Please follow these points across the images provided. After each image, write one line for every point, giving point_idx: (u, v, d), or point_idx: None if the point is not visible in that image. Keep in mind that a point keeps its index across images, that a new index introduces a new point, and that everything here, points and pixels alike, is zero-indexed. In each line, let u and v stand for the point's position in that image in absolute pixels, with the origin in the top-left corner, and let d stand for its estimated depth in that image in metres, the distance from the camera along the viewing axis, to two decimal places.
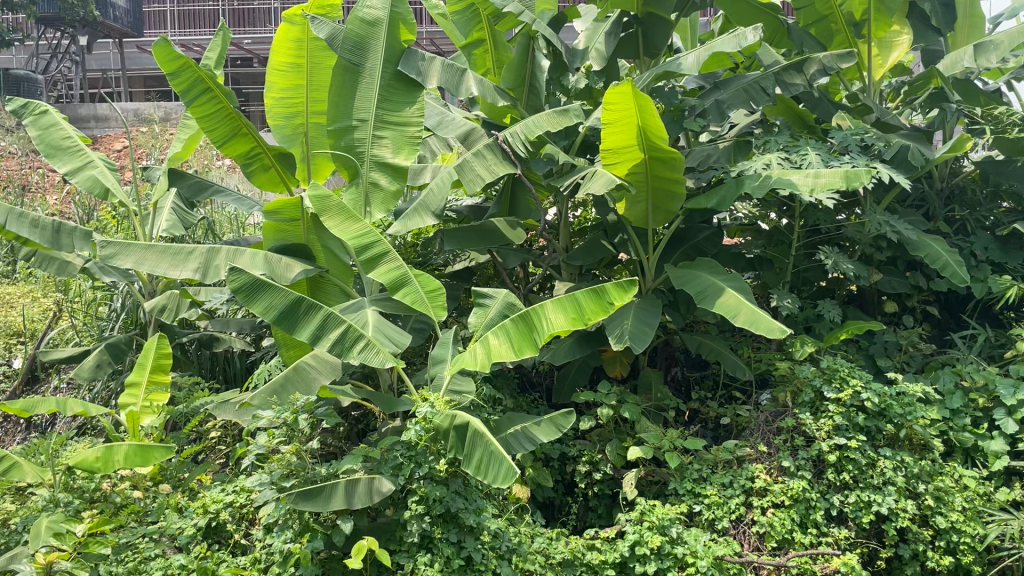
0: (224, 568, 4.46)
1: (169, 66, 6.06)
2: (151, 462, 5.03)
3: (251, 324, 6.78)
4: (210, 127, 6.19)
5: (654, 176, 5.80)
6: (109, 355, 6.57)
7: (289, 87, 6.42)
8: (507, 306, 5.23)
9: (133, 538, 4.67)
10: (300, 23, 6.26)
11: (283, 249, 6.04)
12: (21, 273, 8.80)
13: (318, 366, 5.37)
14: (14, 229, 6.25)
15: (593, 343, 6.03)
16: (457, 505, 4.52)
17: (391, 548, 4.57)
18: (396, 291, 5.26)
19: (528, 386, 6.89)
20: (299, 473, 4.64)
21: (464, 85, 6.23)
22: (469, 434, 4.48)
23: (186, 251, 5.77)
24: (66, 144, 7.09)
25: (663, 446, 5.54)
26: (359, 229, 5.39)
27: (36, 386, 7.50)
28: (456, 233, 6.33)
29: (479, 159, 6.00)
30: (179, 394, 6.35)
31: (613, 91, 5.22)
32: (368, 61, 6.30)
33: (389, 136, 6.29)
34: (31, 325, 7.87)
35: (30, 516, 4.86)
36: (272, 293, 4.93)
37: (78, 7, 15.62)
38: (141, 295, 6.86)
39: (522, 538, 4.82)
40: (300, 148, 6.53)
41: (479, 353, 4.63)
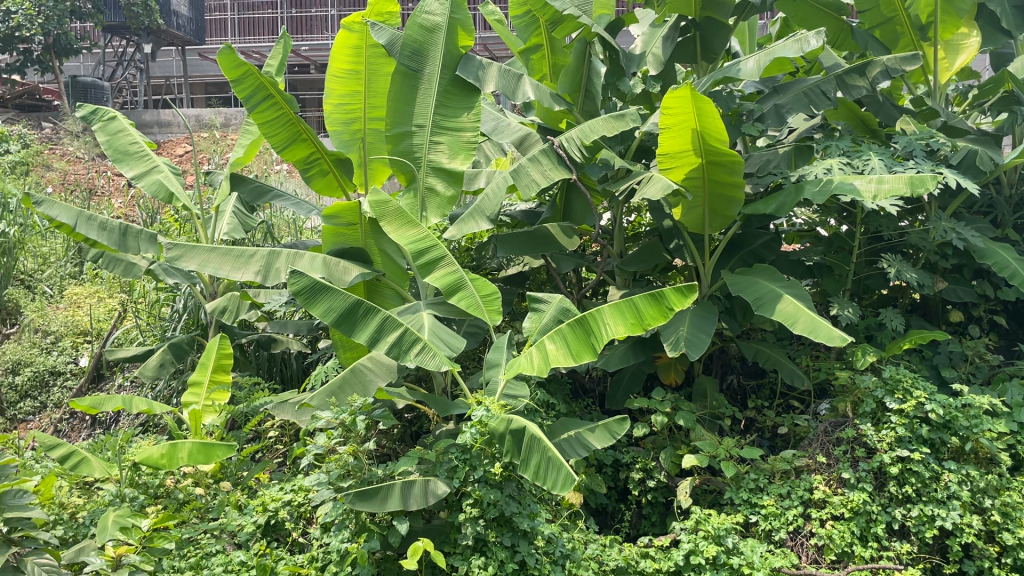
0: (283, 565, 4.54)
1: (232, 72, 6.21)
2: (214, 460, 5.14)
3: (308, 325, 6.82)
4: (271, 132, 6.35)
5: (712, 180, 5.74)
6: (172, 355, 6.74)
7: (348, 93, 6.51)
8: (563, 312, 5.21)
9: (196, 534, 4.79)
10: (358, 31, 6.36)
11: (341, 253, 6.14)
12: (89, 274, 9.11)
13: (374, 368, 5.43)
14: (83, 232, 6.47)
15: (647, 350, 5.99)
16: (512, 509, 4.50)
17: (446, 550, 4.57)
18: (452, 295, 5.29)
19: (581, 392, 6.85)
20: (356, 474, 4.71)
21: (522, 90, 6.23)
22: (525, 439, 4.47)
23: (248, 254, 5.93)
24: (133, 149, 7.31)
25: (719, 455, 5.45)
26: (416, 235, 5.46)
27: (102, 384, 7.74)
28: (511, 238, 6.38)
29: (535, 165, 6.03)
30: (240, 394, 6.49)
31: (670, 95, 5.21)
32: (426, 67, 6.36)
33: (446, 141, 6.34)
34: (98, 324, 8.13)
35: (97, 510, 4.99)
36: (332, 295, 5.00)
37: (143, 16, 16.18)
38: (202, 297, 7.05)
39: (576, 544, 4.80)
40: (358, 153, 6.62)
41: (535, 358, 4.66)
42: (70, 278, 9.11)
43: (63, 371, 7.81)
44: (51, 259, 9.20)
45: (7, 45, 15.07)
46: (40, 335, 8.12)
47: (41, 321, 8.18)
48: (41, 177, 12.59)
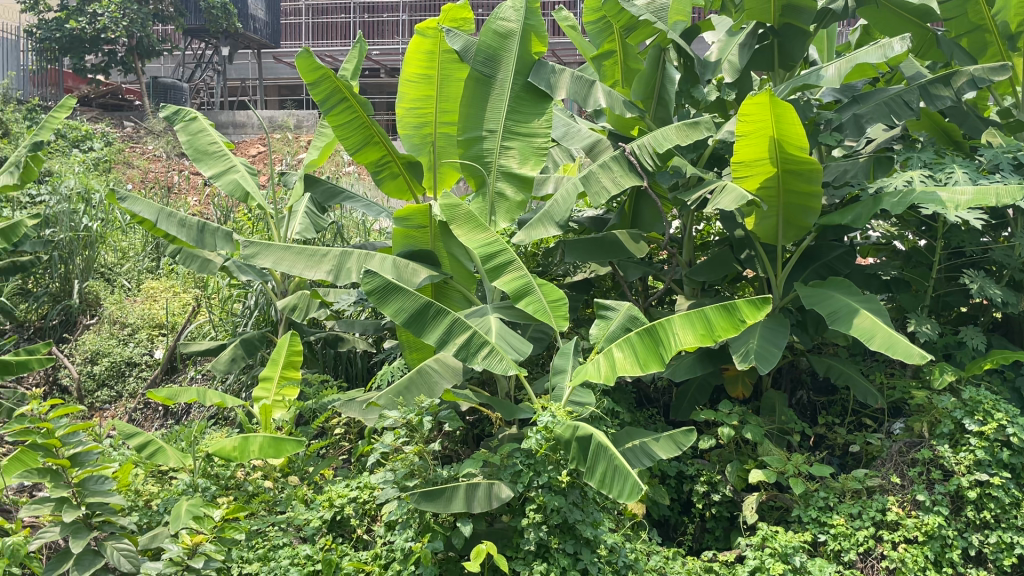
0: (348, 561, 4.61)
1: (310, 76, 6.33)
2: (283, 454, 5.23)
3: (374, 325, 6.90)
4: (346, 135, 6.47)
5: (787, 189, 5.64)
6: (243, 350, 6.89)
7: (421, 97, 6.55)
8: (630, 320, 5.16)
9: (264, 526, 4.93)
10: (433, 36, 6.40)
11: (410, 255, 6.20)
12: (165, 269, 9.41)
13: (441, 370, 5.49)
14: (163, 227, 6.71)
15: (715, 361, 5.88)
16: (575, 516, 4.46)
17: (509, 554, 4.57)
18: (519, 300, 5.30)
19: (646, 402, 6.78)
20: (422, 473, 4.77)
21: (593, 97, 6.29)
22: (592, 447, 4.47)
23: (321, 254, 6.06)
24: (212, 149, 7.52)
25: (787, 472, 5.33)
26: (485, 239, 5.49)
27: (175, 376, 7.98)
28: (578, 244, 6.37)
29: (605, 171, 6.02)
30: (309, 390, 6.62)
31: (749, 101, 5.18)
32: (499, 73, 6.41)
33: (517, 146, 6.36)
34: (172, 318, 8.39)
35: (170, 498, 5.12)
36: (403, 296, 5.07)
37: (222, 20, 16.68)
38: (273, 294, 7.22)
39: (639, 555, 4.77)
40: (428, 157, 6.64)
41: (603, 365, 4.64)
42: (146, 272, 9.42)
43: (138, 363, 8.08)
44: (130, 254, 9.53)
45: (93, 46, 15.73)
46: (118, 326, 8.41)
47: (119, 313, 8.46)
48: (122, 174, 13.06)
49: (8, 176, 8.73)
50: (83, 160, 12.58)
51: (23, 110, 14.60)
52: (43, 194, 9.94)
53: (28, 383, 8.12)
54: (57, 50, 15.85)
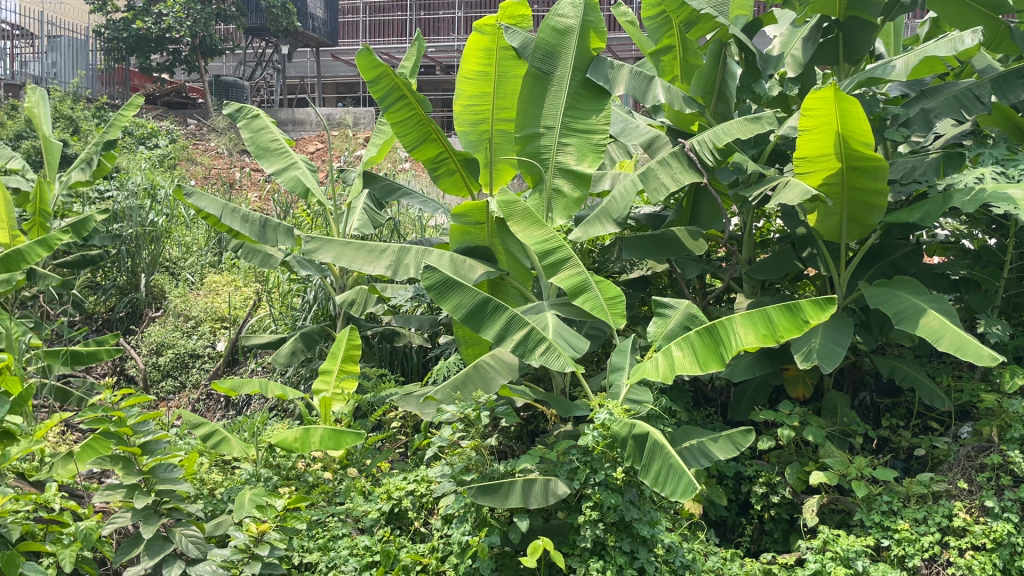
0: (406, 553, 4.67)
1: (369, 73, 6.42)
2: (343, 446, 5.33)
3: (430, 321, 6.95)
4: (403, 132, 6.51)
5: (852, 186, 5.52)
6: (303, 344, 7.01)
7: (478, 94, 6.59)
8: (689, 318, 5.11)
9: (324, 516, 5.03)
10: (489, 33, 6.45)
11: (467, 251, 6.26)
12: (227, 263, 9.63)
13: (497, 365, 5.50)
14: (227, 223, 6.90)
15: (775, 361, 5.79)
16: (632, 515, 4.45)
17: (565, 551, 4.57)
18: (576, 297, 5.30)
19: (703, 401, 6.69)
20: (479, 468, 4.80)
21: (652, 92, 6.26)
22: (648, 444, 4.45)
23: (380, 249, 6.14)
24: (274, 146, 7.67)
25: (849, 475, 5.23)
26: (543, 235, 5.49)
27: (236, 368, 8.16)
28: (636, 241, 6.30)
29: (664, 168, 5.98)
30: (367, 384, 6.71)
31: (812, 95, 5.09)
32: (558, 70, 6.40)
33: (575, 143, 6.32)
34: (234, 311, 8.59)
35: (234, 487, 5.25)
36: (463, 291, 5.10)
37: (282, 19, 17.00)
38: (332, 289, 7.36)
39: (697, 555, 4.73)
40: (485, 154, 6.68)
41: (660, 364, 4.62)
42: (209, 267, 9.64)
43: (201, 355, 8.29)
44: (194, 248, 9.78)
45: (158, 45, 16.19)
46: (182, 319, 8.65)
47: (183, 306, 8.69)
48: (186, 171, 13.41)
49: (79, 172, 9.01)
50: (149, 156, 12.96)
51: (93, 108, 15.10)
52: (111, 190, 10.25)
53: (97, 372, 8.40)
54: (124, 50, 16.36)
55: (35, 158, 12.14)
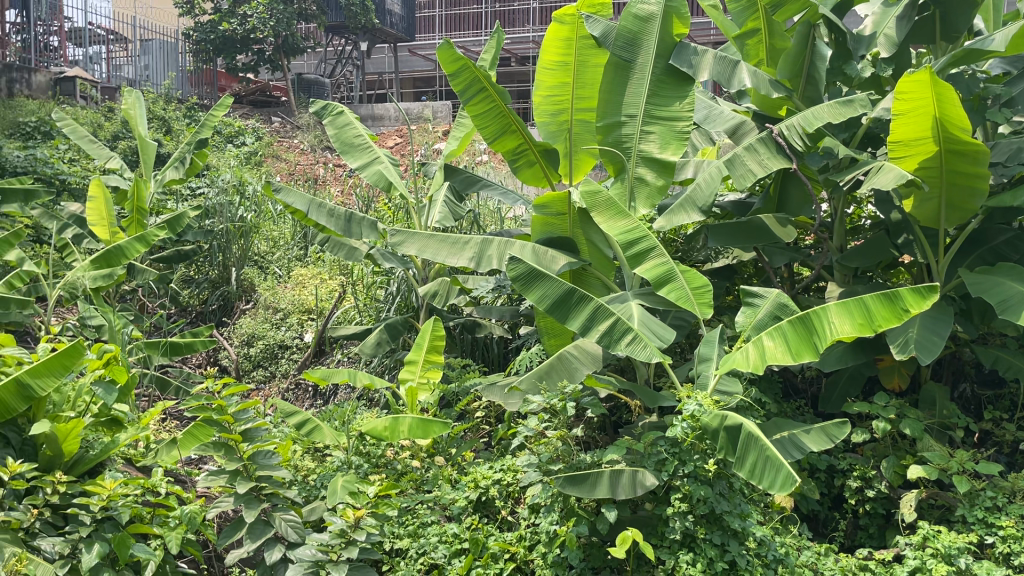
0: (494, 541, 4.73)
1: (450, 67, 6.48)
2: (431, 435, 5.42)
3: (511, 312, 6.99)
4: (483, 125, 6.53)
5: (951, 170, 5.31)
6: (388, 335, 7.13)
7: (557, 85, 6.57)
8: (779, 307, 4.99)
9: (413, 504, 5.13)
10: (569, 23, 6.37)
11: (549, 242, 6.24)
12: (312, 257, 9.91)
13: (580, 356, 5.49)
14: (314, 217, 7.07)
15: (868, 352, 5.62)
16: (722, 507, 4.39)
17: (654, 542, 4.53)
18: (661, 287, 5.22)
19: (792, 393, 6.53)
20: (565, 459, 4.81)
21: (738, 77, 6.20)
22: (741, 437, 4.37)
23: (463, 241, 6.20)
24: (357, 142, 7.82)
25: (950, 469, 5.03)
26: (627, 225, 5.46)
27: (323, 359, 8.37)
28: (721, 229, 6.19)
29: (751, 154, 5.87)
30: (453, 374, 6.80)
31: (907, 79, 4.89)
32: (639, 57, 6.32)
33: (658, 131, 6.24)
34: (321, 303, 8.82)
35: (326, 474, 5.41)
36: (547, 282, 5.11)
37: (361, 15, 17.39)
38: (415, 281, 7.47)
39: (789, 549, 4.63)
40: (565, 143, 6.68)
41: (751, 354, 4.56)
42: (295, 261, 9.91)
43: (290, 345, 8.53)
44: (281, 243, 10.11)
45: (244, 46, 16.70)
46: (271, 311, 8.93)
47: (272, 299, 8.99)
48: (272, 167, 13.84)
49: (174, 171, 9.35)
50: (237, 154, 13.43)
51: (184, 108, 15.67)
52: (202, 188, 10.63)
53: (193, 363, 8.73)
54: (212, 51, 16.90)
55: (132, 158, 12.70)
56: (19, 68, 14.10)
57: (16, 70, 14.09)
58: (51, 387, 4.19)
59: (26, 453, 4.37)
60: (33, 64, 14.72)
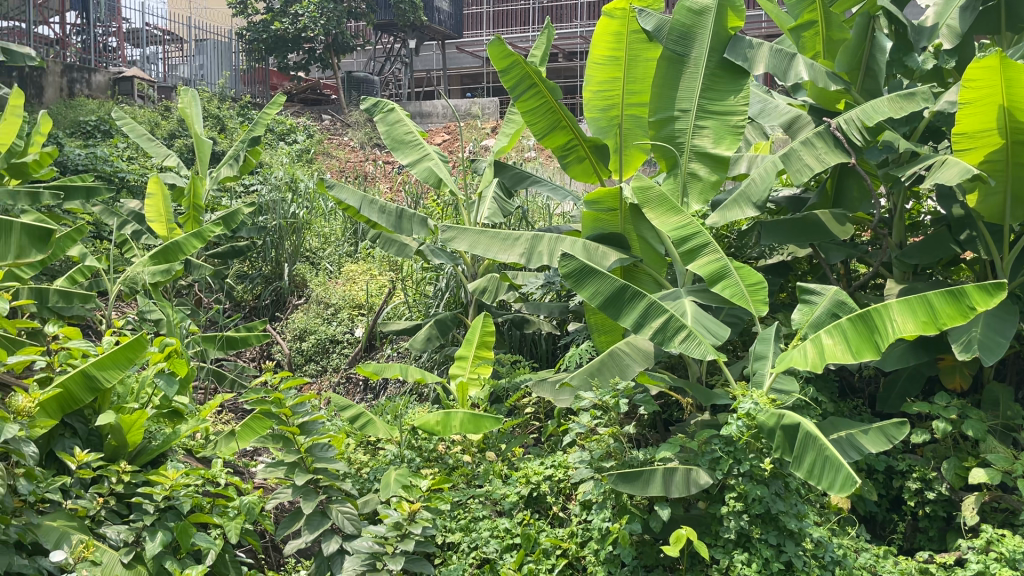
0: (545, 537, 4.74)
1: (501, 63, 6.46)
2: (482, 430, 5.44)
3: (560, 308, 6.97)
4: (534, 121, 6.52)
5: (1018, 162, 5.16)
6: (438, 330, 7.18)
7: (608, 79, 6.52)
8: (837, 305, 4.90)
9: (465, 498, 5.17)
10: (620, 17, 6.32)
11: (600, 237, 6.22)
12: (362, 253, 10.01)
13: (632, 353, 5.45)
14: (366, 214, 7.17)
15: (929, 351, 5.48)
16: (778, 507, 4.33)
17: (708, 541, 4.50)
18: (714, 284, 5.19)
19: (849, 392, 6.39)
20: (618, 456, 4.79)
21: (794, 70, 6.02)
22: (799, 436, 4.30)
23: (513, 237, 6.20)
24: (408, 139, 7.88)
25: (1015, 472, 4.88)
26: (679, 221, 5.39)
27: (373, 353, 8.45)
28: (776, 226, 6.09)
29: (808, 148, 5.77)
30: (503, 369, 6.81)
31: (975, 65, 4.78)
32: (693, 51, 6.27)
33: (711, 125, 6.17)
34: (371, 299, 8.91)
35: (379, 468, 5.47)
36: (600, 278, 5.08)
37: (410, 13, 17.52)
38: (464, 277, 7.50)
39: (847, 551, 4.55)
40: (615, 139, 6.62)
41: (810, 352, 4.49)
42: (346, 256, 10.03)
43: (341, 340, 8.63)
44: (332, 239, 10.23)
45: (295, 45, 16.94)
46: (322, 306, 9.05)
47: (324, 294, 9.12)
48: (323, 164, 14.02)
49: (228, 168, 9.51)
50: (289, 152, 13.65)
51: (237, 107, 15.95)
52: (256, 185, 10.83)
53: (246, 356, 8.88)
54: (264, 50, 17.17)
55: (187, 156, 12.97)
56: (79, 68, 14.48)
57: (77, 70, 14.47)
58: (117, 378, 4.30)
59: (93, 443, 4.49)
60: (93, 64, 15.11)
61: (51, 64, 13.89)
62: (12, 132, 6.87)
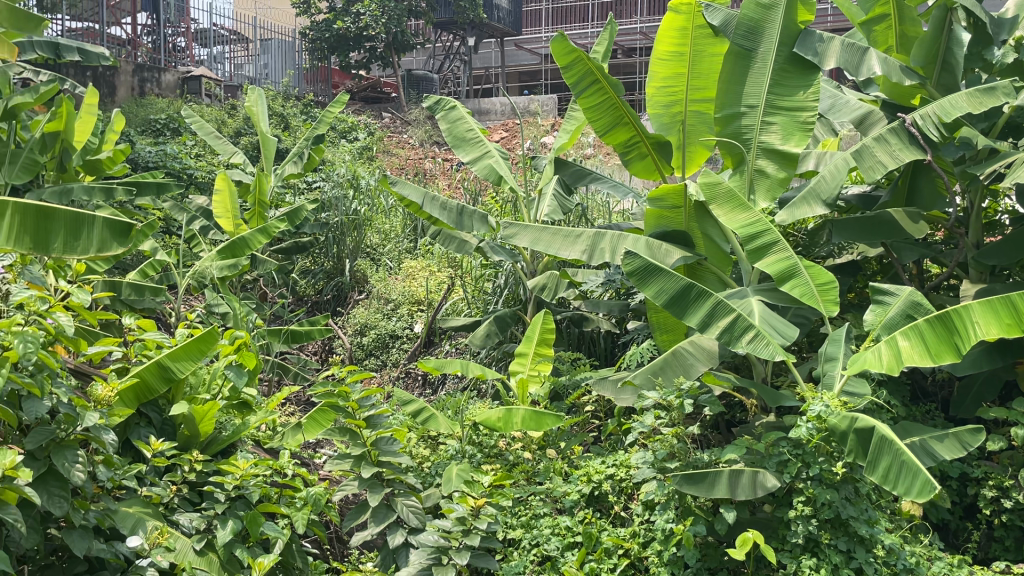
0: (607, 536, 4.72)
1: (563, 59, 6.43)
2: (543, 428, 5.42)
3: (620, 306, 6.91)
4: (595, 117, 6.46)
5: None
6: (497, 327, 7.19)
7: (672, 75, 6.43)
8: (912, 306, 4.76)
9: (526, 495, 5.18)
10: (685, 12, 6.27)
11: (663, 236, 6.11)
12: (422, 249, 10.09)
13: (696, 352, 5.37)
14: (428, 210, 7.21)
15: (1007, 355, 5.27)
16: (849, 513, 4.21)
17: (774, 546, 4.41)
18: (783, 283, 5.09)
19: (920, 396, 6.20)
20: (682, 456, 4.73)
21: (867, 64, 5.92)
22: (874, 441, 4.21)
23: (576, 234, 6.16)
24: (469, 136, 7.90)
25: None
26: (748, 218, 5.31)
27: (432, 349, 8.52)
28: (846, 224, 5.94)
29: (881, 145, 5.61)
30: (563, 367, 6.79)
31: None
32: (761, 46, 6.14)
33: (780, 121, 6.05)
34: (431, 295, 8.98)
35: (441, 462, 5.52)
36: (666, 277, 5.04)
37: (469, 11, 17.61)
38: (524, 274, 7.48)
39: (920, 559, 4.42)
40: (677, 135, 6.51)
41: (885, 354, 4.37)
42: (406, 252, 10.10)
43: (400, 335, 8.71)
44: (392, 235, 10.34)
45: (357, 44, 17.15)
46: (383, 302, 9.16)
47: (384, 290, 9.22)
48: (383, 161, 14.18)
49: (292, 166, 9.67)
50: (350, 149, 13.83)
51: (300, 104, 16.22)
52: (319, 182, 11.02)
53: (309, 350, 9.03)
54: (327, 49, 17.40)
55: (252, 153, 13.25)
56: (150, 68, 14.87)
57: (147, 70, 14.87)
58: (189, 369, 4.41)
59: (166, 432, 4.63)
60: (162, 64, 15.52)
61: (123, 64, 14.30)
62: (87, 130, 7.10)
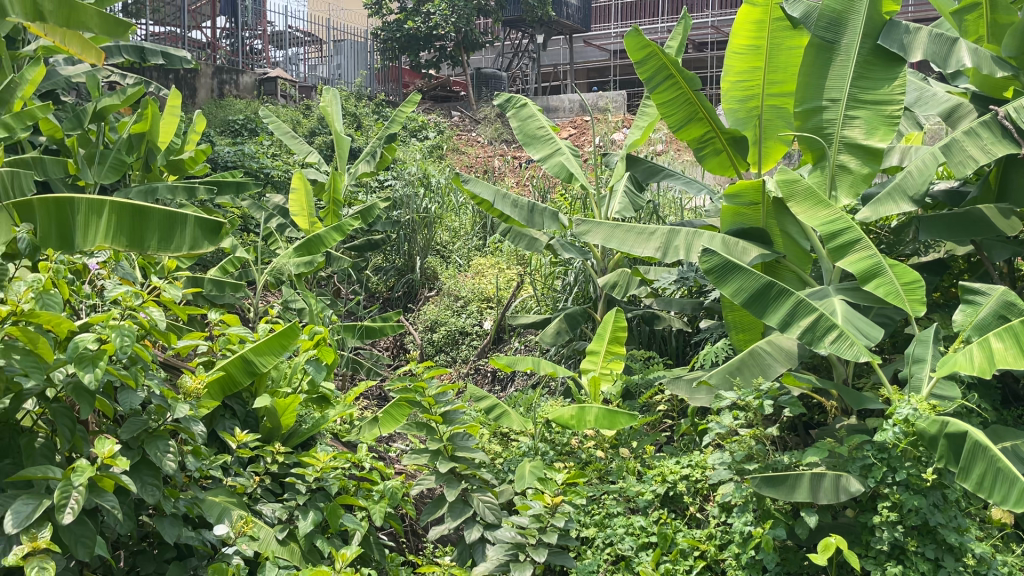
0: (682, 537, 4.67)
1: (637, 55, 6.35)
2: (617, 426, 5.38)
3: (693, 304, 6.86)
4: (668, 113, 6.36)
5: None
6: (567, 325, 7.17)
7: (748, 69, 6.24)
8: (1005, 306, 4.57)
9: (599, 493, 5.16)
10: (762, 5, 6.07)
11: (741, 233, 6.01)
12: (491, 247, 10.15)
13: (774, 352, 5.28)
14: (500, 207, 7.23)
15: None
16: (937, 519, 4.07)
17: (858, 552, 4.29)
18: (867, 282, 4.93)
19: (1012, 400, 5.95)
20: (760, 458, 4.65)
21: (955, 56, 5.69)
22: (966, 447, 4.06)
23: (649, 232, 6.09)
24: (540, 133, 7.89)
25: None
26: (829, 215, 5.18)
27: (502, 346, 8.55)
28: (934, 221, 5.70)
29: (972, 139, 5.40)
30: (636, 366, 6.74)
31: None
32: (844, 38, 6.01)
33: (864, 115, 5.87)
34: (500, 292, 9.01)
35: (514, 459, 5.55)
36: (744, 276, 4.94)
37: (538, 9, 17.61)
38: (594, 271, 7.43)
39: (1013, 570, 4.24)
40: (755, 130, 6.34)
41: (976, 356, 4.21)
42: (475, 250, 10.16)
43: (470, 332, 8.76)
44: (461, 233, 10.43)
45: (427, 43, 17.32)
46: (453, 299, 9.23)
47: (455, 287, 9.29)
48: (453, 160, 14.31)
49: (365, 164, 9.82)
50: (421, 147, 13.99)
51: (372, 104, 16.48)
52: (390, 180, 11.19)
53: (381, 346, 9.16)
54: (398, 49, 17.63)
55: (326, 152, 13.52)
56: (229, 70, 15.29)
57: (226, 72, 15.28)
58: (271, 363, 4.53)
59: (250, 424, 4.74)
60: (240, 66, 15.96)
61: (203, 66, 14.74)
62: (171, 130, 7.41)
